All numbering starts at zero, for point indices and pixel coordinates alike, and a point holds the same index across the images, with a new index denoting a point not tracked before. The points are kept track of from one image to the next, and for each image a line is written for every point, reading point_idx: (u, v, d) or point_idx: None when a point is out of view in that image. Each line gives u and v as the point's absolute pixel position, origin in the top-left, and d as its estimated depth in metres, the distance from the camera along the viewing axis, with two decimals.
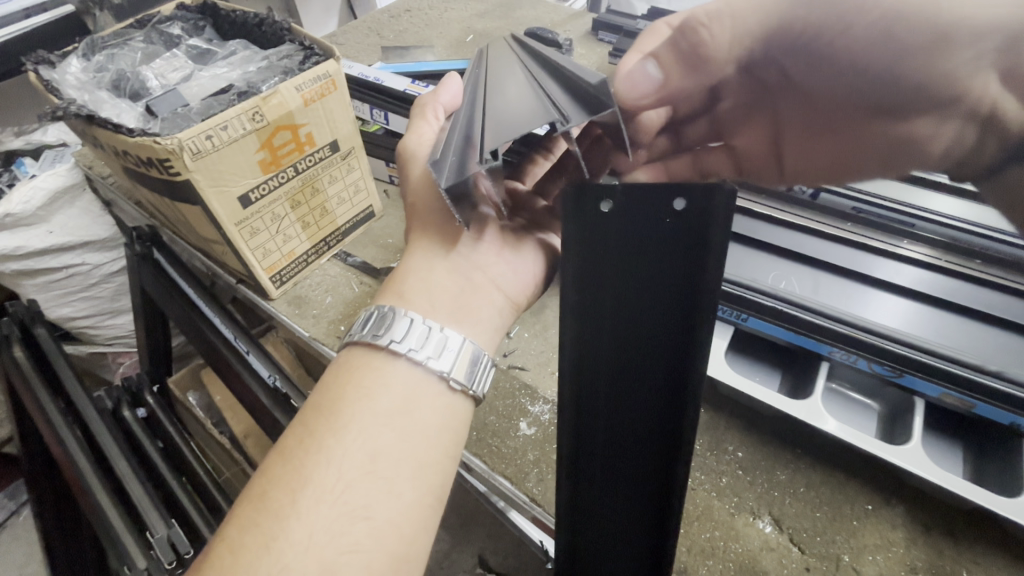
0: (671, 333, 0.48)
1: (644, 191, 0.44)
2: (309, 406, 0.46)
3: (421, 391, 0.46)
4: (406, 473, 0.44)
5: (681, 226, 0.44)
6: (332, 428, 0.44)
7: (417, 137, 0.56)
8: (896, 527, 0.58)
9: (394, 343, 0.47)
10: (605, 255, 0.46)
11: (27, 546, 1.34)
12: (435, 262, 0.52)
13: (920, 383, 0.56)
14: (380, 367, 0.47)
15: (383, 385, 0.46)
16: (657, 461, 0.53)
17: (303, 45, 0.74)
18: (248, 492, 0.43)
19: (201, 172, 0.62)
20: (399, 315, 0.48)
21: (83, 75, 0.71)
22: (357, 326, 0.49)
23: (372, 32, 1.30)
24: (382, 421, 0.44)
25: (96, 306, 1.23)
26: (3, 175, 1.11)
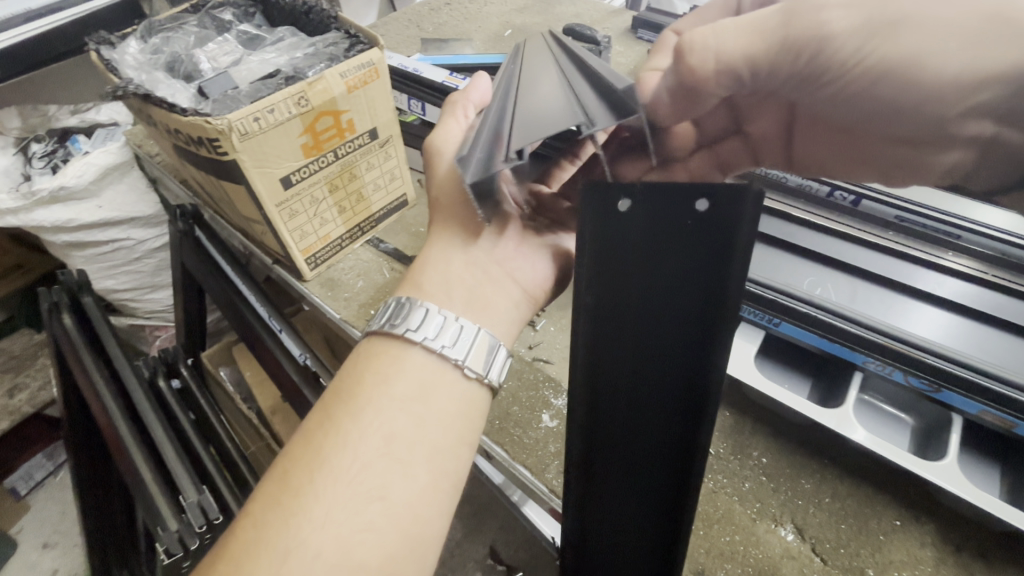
0: (688, 333, 0.48)
1: (665, 190, 0.42)
2: (329, 391, 0.47)
3: (439, 378, 0.47)
4: (424, 458, 0.45)
5: (702, 228, 0.43)
6: (350, 412, 0.45)
7: (445, 133, 0.56)
8: (924, 545, 0.56)
9: (410, 333, 0.48)
10: (623, 257, 0.46)
11: (63, 504, 1.42)
12: (455, 256, 0.53)
13: (958, 399, 0.55)
14: (397, 355, 0.48)
15: (398, 372, 0.47)
16: (672, 467, 0.52)
17: (349, 34, 0.76)
18: (271, 474, 0.44)
19: (247, 152, 0.64)
20: (413, 303, 0.49)
21: (141, 55, 0.74)
22: (378, 317, 0.50)
23: (412, 24, 1.32)
24: (399, 406, 0.45)
25: (138, 280, 1.28)
26: (59, 151, 1.17)
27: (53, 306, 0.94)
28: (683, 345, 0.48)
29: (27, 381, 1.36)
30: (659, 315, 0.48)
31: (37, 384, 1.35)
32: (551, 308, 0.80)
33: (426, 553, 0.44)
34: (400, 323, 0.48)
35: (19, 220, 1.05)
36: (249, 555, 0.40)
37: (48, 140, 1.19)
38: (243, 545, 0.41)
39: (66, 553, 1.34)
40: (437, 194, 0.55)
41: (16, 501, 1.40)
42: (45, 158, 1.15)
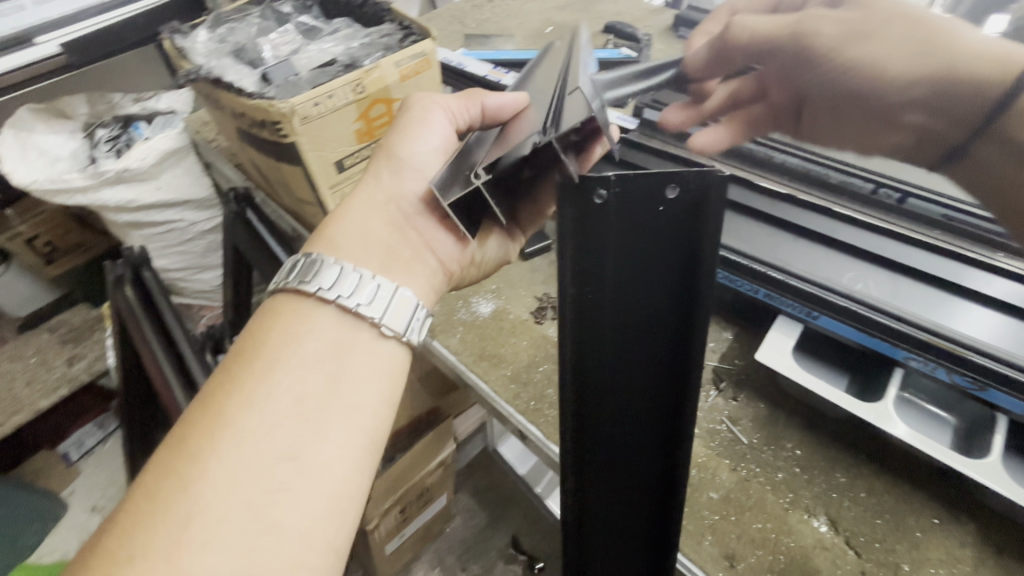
0: (667, 317, 0.48)
1: (636, 182, 0.41)
2: (234, 351, 0.46)
3: (354, 338, 0.48)
4: (341, 413, 0.45)
5: (676, 214, 0.42)
6: (257, 371, 0.44)
7: (425, 95, 0.59)
8: (964, 545, 0.56)
9: (322, 290, 0.48)
10: (601, 251, 0.44)
11: (111, 471, 1.50)
12: (377, 211, 0.54)
13: (1004, 398, 0.54)
14: (310, 315, 0.47)
15: (307, 332, 0.46)
16: (653, 451, 0.54)
17: (402, 26, 0.79)
18: (171, 439, 0.42)
19: (307, 135, 0.68)
20: (321, 258, 0.49)
21: (209, 44, 0.79)
22: (285, 274, 0.50)
23: (456, 21, 1.36)
24: (311, 365, 0.45)
25: (188, 260, 1.35)
26: (122, 136, 1.24)
27: (117, 279, 1.00)
28: (657, 326, 0.48)
29: (83, 353, 1.44)
30: (636, 304, 0.47)
31: (92, 356, 1.44)
32: None
33: (346, 510, 0.44)
34: (309, 276, 0.48)
35: (87, 199, 1.12)
36: (144, 525, 0.38)
37: (113, 126, 1.27)
38: (136, 517, 0.39)
39: None
40: (376, 156, 0.57)
41: (68, 466, 1.49)
42: (110, 143, 1.22)
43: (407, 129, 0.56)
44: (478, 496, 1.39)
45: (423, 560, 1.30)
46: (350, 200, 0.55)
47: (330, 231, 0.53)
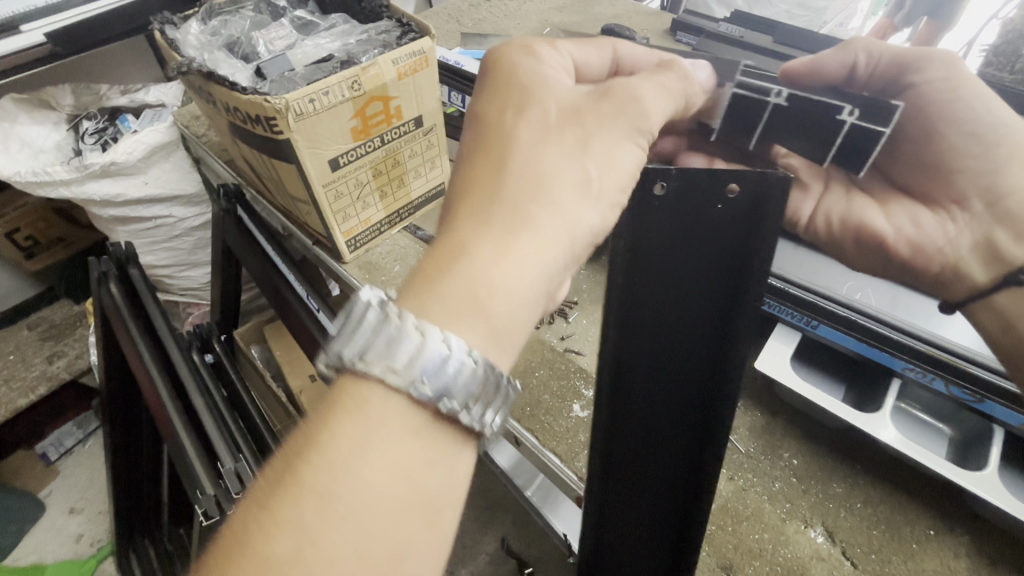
0: (715, 324, 0.46)
1: (697, 178, 0.42)
2: (292, 477, 0.32)
3: (444, 464, 0.34)
4: (432, 554, 0.34)
5: (733, 214, 0.42)
6: (338, 519, 0.31)
7: (528, 45, 0.45)
8: (959, 556, 0.56)
9: (414, 384, 0.33)
10: (651, 248, 0.45)
11: (91, 470, 1.46)
12: (549, 260, 0.37)
13: (1000, 411, 0.53)
14: (400, 442, 0.33)
15: (383, 441, 0.33)
16: (681, 461, 0.51)
17: (400, 22, 0.78)
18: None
19: (301, 132, 0.66)
20: (415, 328, 0.34)
21: (202, 36, 0.77)
22: (352, 328, 0.35)
23: (452, 20, 1.34)
24: (406, 514, 0.33)
25: (175, 257, 1.32)
26: (109, 129, 1.21)
27: (100, 275, 0.98)
28: (703, 339, 0.47)
29: (65, 350, 1.40)
30: (680, 306, 0.46)
31: (74, 353, 1.40)
32: (584, 302, 0.80)
33: None
34: (401, 362, 0.33)
35: (71, 192, 1.09)
36: None
37: (99, 118, 1.24)
38: None
39: (92, 519, 1.38)
40: (539, 148, 0.39)
41: (47, 466, 1.45)
42: (96, 135, 1.19)
43: (614, 134, 0.40)
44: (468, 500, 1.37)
45: None
46: (502, 229, 0.37)
47: (473, 285, 0.35)
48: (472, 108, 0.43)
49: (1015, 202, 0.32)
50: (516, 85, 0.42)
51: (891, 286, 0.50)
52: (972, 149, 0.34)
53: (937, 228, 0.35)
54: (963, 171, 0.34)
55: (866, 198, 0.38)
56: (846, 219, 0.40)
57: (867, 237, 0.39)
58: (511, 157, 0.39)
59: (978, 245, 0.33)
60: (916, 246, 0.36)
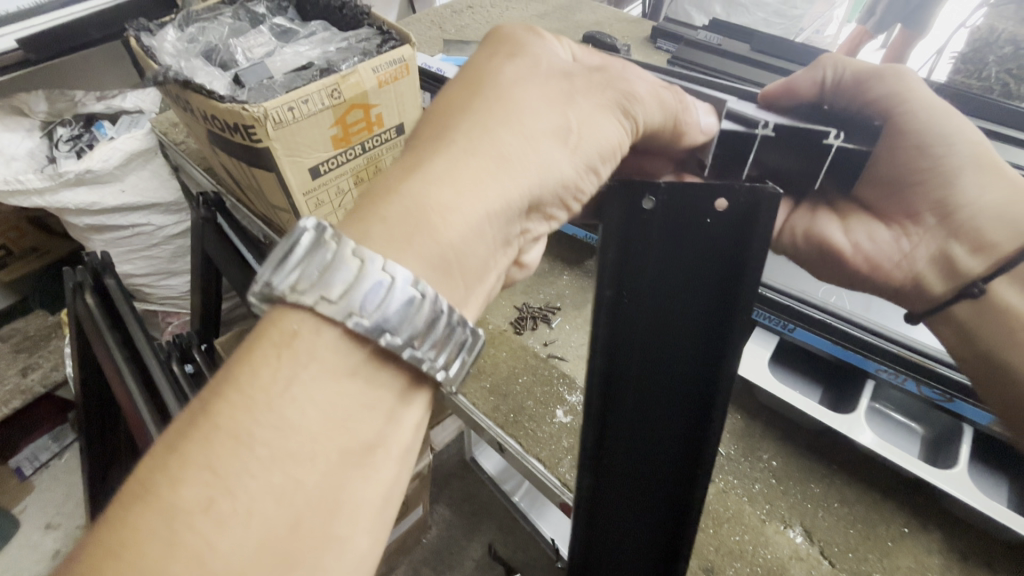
0: (703, 333, 0.47)
1: (687, 190, 0.43)
2: (208, 416, 0.30)
3: (380, 410, 0.33)
4: (367, 502, 0.33)
5: (721, 229, 0.43)
6: (260, 461, 0.30)
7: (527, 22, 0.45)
8: (932, 553, 0.57)
9: (354, 315, 0.32)
10: (641, 254, 0.45)
11: (67, 485, 1.42)
12: (505, 196, 0.37)
13: (968, 409, 0.54)
14: (334, 383, 0.32)
15: (314, 381, 0.31)
16: (670, 469, 0.51)
17: (381, 30, 0.78)
18: (114, 523, 0.28)
19: (280, 140, 0.66)
20: (353, 257, 0.32)
21: (179, 43, 0.76)
22: (290, 257, 0.32)
23: (435, 26, 1.35)
24: (339, 460, 0.32)
25: (154, 266, 1.30)
26: (84, 136, 1.19)
27: (77, 285, 0.96)
28: (693, 350, 0.47)
29: (38, 362, 1.37)
30: (670, 313, 0.47)
31: (49, 365, 1.37)
32: (567, 307, 0.81)
33: None
34: (337, 292, 0.31)
35: (44, 201, 1.07)
36: None
37: (75, 124, 1.22)
38: None
39: (68, 535, 1.35)
40: (521, 93, 0.39)
41: (22, 481, 1.41)
42: (71, 142, 1.17)
43: (600, 100, 0.41)
44: (455, 507, 1.37)
45: (398, 572, 1.28)
46: (463, 159, 0.36)
47: (424, 210, 0.34)
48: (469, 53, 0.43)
49: (963, 216, 0.42)
50: (516, 37, 0.42)
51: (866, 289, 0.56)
52: (922, 165, 0.44)
53: (892, 243, 0.47)
54: (919, 192, 0.45)
55: (826, 216, 0.51)
56: (811, 232, 0.52)
57: (827, 249, 0.51)
58: (488, 98, 0.39)
59: (936, 255, 0.44)
60: (874, 258, 0.49)
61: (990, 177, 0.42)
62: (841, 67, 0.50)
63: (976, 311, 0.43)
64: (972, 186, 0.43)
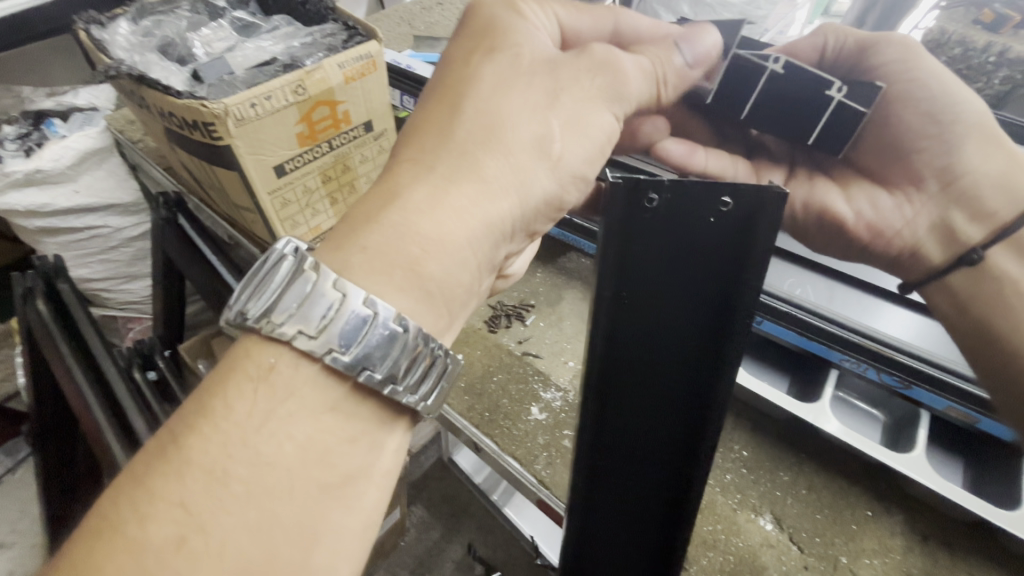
0: (702, 340, 0.44)
1: (692, 191, 0.37)
2: (180, 452, 0.33)
3: (360, 442, 0.37)
4: (349, 531, 0.37)
5: (725, 230, 0.39)
6: (235, 496, 0.33)
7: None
8: (894, 534, 0.59)
9: (334, 352, 0.35)
10: (641, 256, 0.41)
11: (20, 501, 1.34)
12: (483, 224, 0.39)
13: (926, 396, 0.55)
14: (314, 417, 0.35)
15: (288, 417, 0.35)
16: (667, 477, 0.51)
17: (347, 25, 0.76)
18: (85, 554, 0.31)
19: (242, 138, 0.63)
20: (333, 288, 0.35)
21: (132, 37, 0.73)
22: (274, 281, 0.35)
23: (404, 23, 1.33)
24: (318, 493, 0.35)
25: (112, 270, 1.24)
26: (32, 134, 1.10)
27: (26, 292, 0.91)
28: (692, 360, 0.45)
29: None
30: (671, 321, 0.43)
31: None
32: (540, 304, 0.81)
33: None
34: (316, 326, 0.35)
35: None
36: None
37: (23, 122, 1.12)
38: None
39: (23, 554, 1.28)
40: (502, 103, 0.39)
41: None
42: (17, 141, 1.07)
43: (589, 92, 0.40)
44: (433, 508, 1.36)
45: None
46: (439, 183, 0.38)
47: (407, 238, 0.37)
48: (445, 51, 0.43)
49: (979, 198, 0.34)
50: (498, 26, 0.42)
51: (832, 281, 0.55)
52: (927, 132, 0.31)
53: (896, 209, 0.32)
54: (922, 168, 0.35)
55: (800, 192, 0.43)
56: (810, 205, 0.36)
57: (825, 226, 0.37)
58: (466, 111, 0.40)
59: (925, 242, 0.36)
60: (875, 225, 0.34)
61: (985, 145, 0.30)
62: (845, 32, 0.36)
63: (979, 285, 0.31)
64: (972, 152, 0.30)
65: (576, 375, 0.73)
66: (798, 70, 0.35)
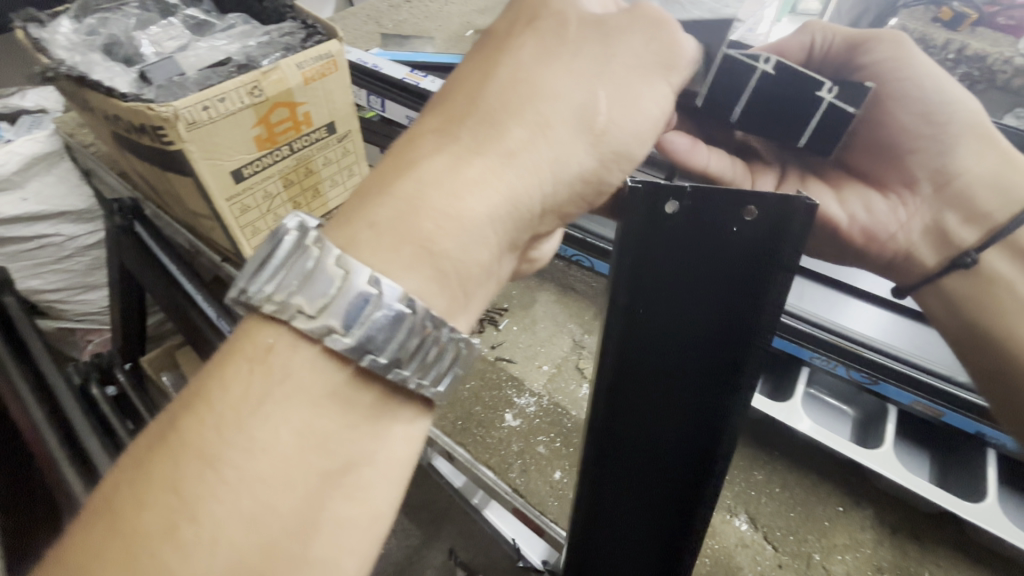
0: (720, 348, 0.43)
1: (715, 199, 0.37)
2: (178, 434, 0.32)
3: (365, 428, 0.34)
4: (353, 522, 0.34)
5: (748, 239, 0.38)
6: (229, 485, 0.30)
7: None
8: (864, 529, 0.60)
9: (334, 333, 0.33)
10: (659, 268, 0.40)
11: None
12: (507, 197, 0.36)
13: (893, 390, 0.55)
14: (312, 405, 0.33)
15: (286, 400, 0.32)
16: (683, 481, 0.49)
17: (306, 24, 0.73)
18: (88, 536, 0.30)
19: (195, 142, 0.61)
20: (335, 264, 0.33)
21: (75, 36, 0.69)
22: (278, 253, 0.34)
23: (372, 21, 1.30)
24: (319, 483, 0.32)
25: (67, 280, 1.18)
26: None
27: None
28: (709, 367, 0.44)
29: None
30: (689, 329, 0.42)
31: None
32: (513, 308, 0.79)
33: None
34: (316, 305, 0.33)
35: None
36: None
37: None
38: None
39: None
40: (547, 67, 0.37)
41: None
42: None
43: (635, 60, 0.37)
44: (412, 514, 1.34)
45: None
46: (463, 151, 0.36)
47: (417, 211, 0.35)
48: (492, 22, 0.41)
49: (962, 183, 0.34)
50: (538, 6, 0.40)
51: (803, 277, 0.57)
52: (922, 132, 0.35)
53: (890, 213, 0.37)
54: (917, 154, 0.36)
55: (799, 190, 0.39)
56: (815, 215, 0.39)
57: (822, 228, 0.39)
58: (504, 77, 0.37)
59: (928, 229, 0.36)
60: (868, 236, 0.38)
61: (980, 145, 0.34)
62: (832, 31, 0.39)
63: (976, 284, 0.36)
64: (967, 155, 0.35)
65: (550, 380, 0.72)
66: (788, 70, 0.38)
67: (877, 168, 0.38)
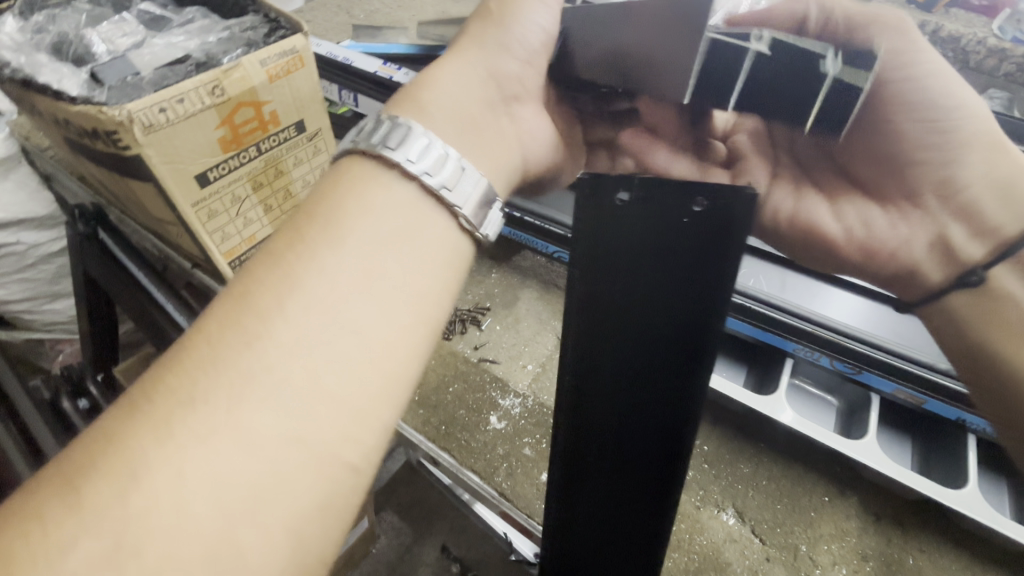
0: (682, 343, 0.39)
1: (659, 192, 0.33)
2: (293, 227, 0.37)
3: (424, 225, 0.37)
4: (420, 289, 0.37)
5: (698, 232, 0.34)
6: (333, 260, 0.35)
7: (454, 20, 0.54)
8: (850, 517, 0.61)
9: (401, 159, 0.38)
10: (612, 257, 0.37)
11: None
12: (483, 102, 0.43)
13: (876, 380, 0.54)
14: (395, 206, 0.37)
15: (372, 200, 0.37)
16: (654, 475, 0.47)
17: (269, 17, 0.70)
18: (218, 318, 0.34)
19: (154, 146, 0.58)
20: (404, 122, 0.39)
21: (20, 35, 0.65)
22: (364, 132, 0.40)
23: (343, 11, 1.25)
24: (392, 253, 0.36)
25: (33, 289, 1.14)
26: None
27: None
28: (671, 363, 0.40)
29: None
30: (647, 321, 0.39)
31: None
32: (496, 307, 0.78)
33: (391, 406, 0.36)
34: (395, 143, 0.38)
35: None
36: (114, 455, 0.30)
37: None
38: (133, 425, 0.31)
39: None
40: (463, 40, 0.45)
41: None
42: None
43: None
44: (403, 512, 1.33)
45: None
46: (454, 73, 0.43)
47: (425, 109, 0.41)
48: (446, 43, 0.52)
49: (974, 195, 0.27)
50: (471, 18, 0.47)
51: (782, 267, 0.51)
52: (926, 141, 0.28)
53: (889, 230, 0.29)
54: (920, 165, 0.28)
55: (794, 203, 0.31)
56: (797, 218, 0.32)
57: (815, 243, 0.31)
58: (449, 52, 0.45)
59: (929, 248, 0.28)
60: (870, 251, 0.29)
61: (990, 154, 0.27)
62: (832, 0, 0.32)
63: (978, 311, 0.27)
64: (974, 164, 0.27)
65: (534, 379, 0.70)
66: (784, 46, 0.31)
67: (871, 177, 0.30)
